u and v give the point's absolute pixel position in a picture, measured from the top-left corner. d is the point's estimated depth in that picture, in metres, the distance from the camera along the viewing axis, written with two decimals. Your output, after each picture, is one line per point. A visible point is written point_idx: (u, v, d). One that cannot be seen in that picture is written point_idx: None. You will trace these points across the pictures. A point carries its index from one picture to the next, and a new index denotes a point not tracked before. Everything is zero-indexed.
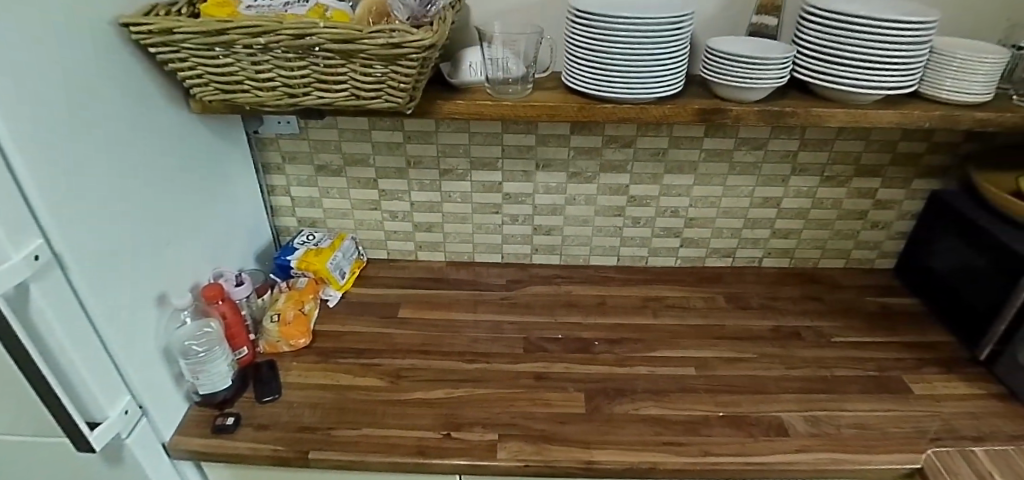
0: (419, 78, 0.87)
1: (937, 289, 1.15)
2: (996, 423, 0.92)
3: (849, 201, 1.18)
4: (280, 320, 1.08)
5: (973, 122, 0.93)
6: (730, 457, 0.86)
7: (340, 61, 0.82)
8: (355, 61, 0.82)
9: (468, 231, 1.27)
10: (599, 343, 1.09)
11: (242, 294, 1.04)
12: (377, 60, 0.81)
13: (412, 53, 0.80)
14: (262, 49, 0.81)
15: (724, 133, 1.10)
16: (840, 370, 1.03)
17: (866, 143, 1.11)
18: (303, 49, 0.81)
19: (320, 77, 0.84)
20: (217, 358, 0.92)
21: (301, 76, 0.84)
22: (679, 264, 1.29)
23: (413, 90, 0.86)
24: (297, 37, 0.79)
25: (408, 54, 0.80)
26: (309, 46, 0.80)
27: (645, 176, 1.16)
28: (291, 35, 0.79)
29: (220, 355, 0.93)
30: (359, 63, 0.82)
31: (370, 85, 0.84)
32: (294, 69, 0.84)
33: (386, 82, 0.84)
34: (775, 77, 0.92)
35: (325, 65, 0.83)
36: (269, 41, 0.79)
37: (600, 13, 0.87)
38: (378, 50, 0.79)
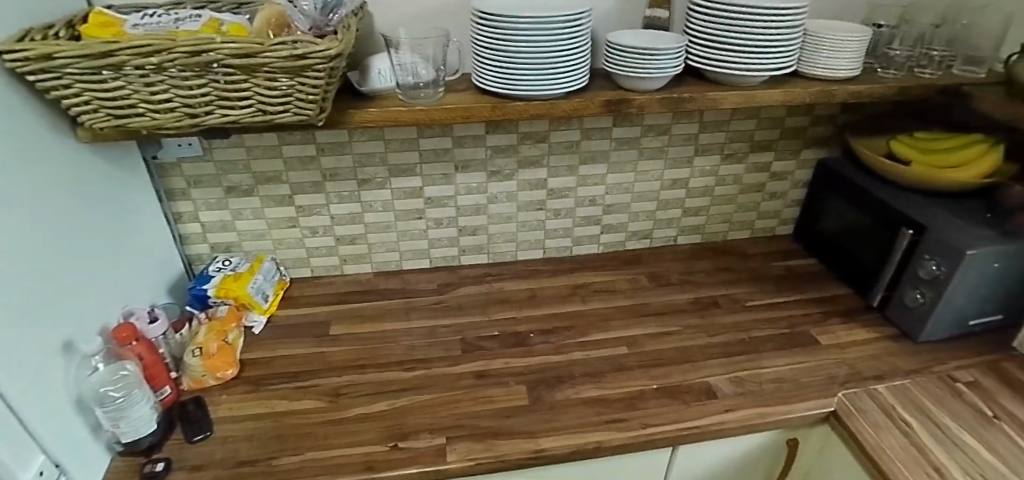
0: (328, 89, 0.85)
1: (830, 248, 1.27)
2: (891, 361, 1.03)
3: (748, 176, 1.28)
4: (203, 354, 1.02)
5: (847, 96, 1.03)
6: (667, 426, 0.91)
7: (242, 76, 0.79)
8: (258, 75, 0.79)
9: (393, 239, 1.25)
10: (534, 335, 1.12)
11: (158, 331, 0.98)
12: (281, 73, 0.79)
13: (319, 64, 0.78)
14: (155, 69, 0.77)
15: (631, 122, 1.15)
16: (756, 332, 1.11)
17: (758, 121, 1.20)
18: (201, 66, 0.77)
19: (221, 94, 0.81)
20: (138, 402, 0.85)
21: (200, 95, 0.80)
22: (601, 250, 1.34)
23: (322, 101, 0.85)
24: (193, 54, 0.75)
25: (315, 65, 0.78)
26: (207, 62, 0.76)
27: (562, 169, 1.19)
28: (186, 52, 0.75)
29: (141, 398, 0.86)
30: (263, 77, 0.79)
31: (277, 99, 0.82)
32: (192, 88, 0.80)
33: (293, 95, 0.82)
34: (671, 66, 0.98)
35: (226, 81, 0.80)
36: (162, 60, 0.75)
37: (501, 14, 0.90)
38: (283, 62, 0.77)
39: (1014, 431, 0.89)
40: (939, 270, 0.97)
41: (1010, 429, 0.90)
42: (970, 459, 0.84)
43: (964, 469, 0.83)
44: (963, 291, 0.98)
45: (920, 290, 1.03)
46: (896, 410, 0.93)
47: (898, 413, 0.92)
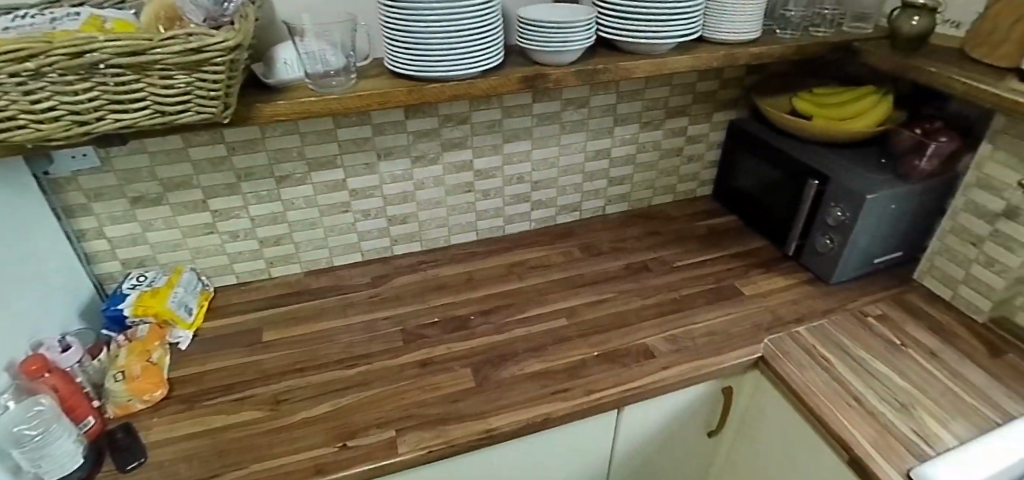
0: (231, 84, 0.80)
1: (746, 203, 1.33)
2: (809, 304, 1.11)
3: (667, 141, 1.32)
4: (126, 377, 0.94)
5: (750, 57, 1.07)
6: (611, 389, 0.94)
7: (133, 76, 0.72)
8: (151, 74, 0.73)
9: (320, 236, 1.21)
10: (474, 317, 1.12)
11: (72, 359, 0.91)
12: (177, 69, 0.74)
13: (217, 57, 0.74)
14: (33, 75, 0.68)
15: (550, 97, 1.16)
16: (685, 290, 1.16)
17: (671, 87, 1.24)
18: (85, 69, 0.69)
19: (113, 97, 0.73)
20: (58, 437, 0.78)
21: (88, 101, 0.73)
22: (534, 226, 1.35)
23: (225, 97, 0.80)
24: (75, 55, 0.68)
25: (213, 59, 0.74)
26: (92, 63, 0.69)
27: (487, 148, 1.19)
28: (66, 54, 0.67)
29: (62, 433, 0.79)
30: (156, 75, 0.73)
31: (175, 98, 0.76)
32: (78, 93, 0.72)
33: (193, 92, 0.76)
34: (583, 38, 0.99)
35: (116, 83, 0.72)
36: (39, 64, 0.67)
37: None
38: (177, 58, 0.72)
39: (920, 357, 0.99)
40: (843, 216, 1.05)
41: (917, 354, 0.99)
42: (883, 386, 0.94)
43: (882, 398, 0.92)
44: (866, 233, 1.06)
45: (829, 236, 1.10)
46: (817, 348, 1.00)
47: (819, 352, 1.00)
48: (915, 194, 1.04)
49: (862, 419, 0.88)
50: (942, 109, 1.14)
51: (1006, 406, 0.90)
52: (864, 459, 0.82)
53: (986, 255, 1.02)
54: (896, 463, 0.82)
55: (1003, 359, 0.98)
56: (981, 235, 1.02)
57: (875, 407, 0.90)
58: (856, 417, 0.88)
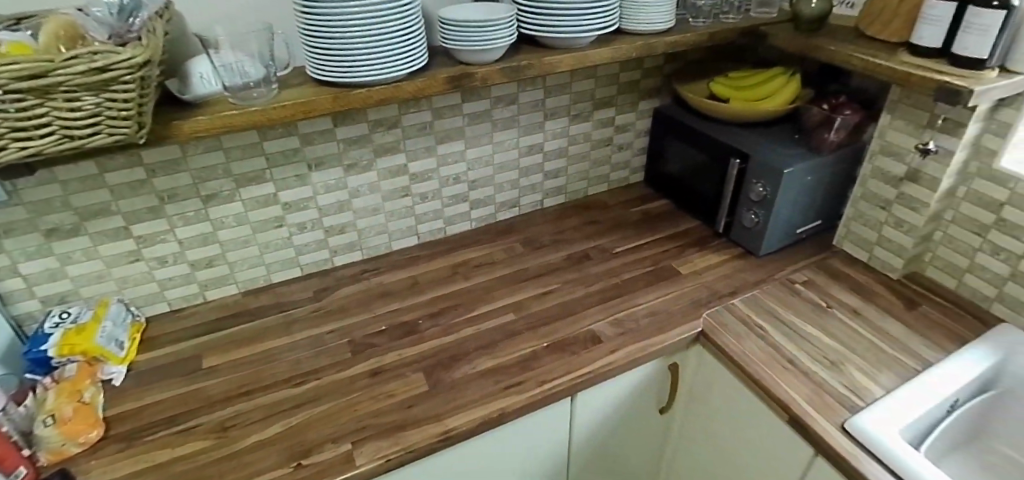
0: (142, 102, 0.77)
1: (675, 186, 1.38)
2: (741, 277, 1.16)
3: (597, 132, 1.35)
4: (57, 421, 0.87)
5: (667, 46, 1.11)
6: (563, 378, 0.96)
7: (35, 100, 0.68)
8: (55, 96, 0.68)
9: (256, 254, 1.17)
10: (422, 321, 1.11)
11: None
12: (83, 90, 0.69)
13: (126, 74, 0.70)
14: None
15: (479, 96, 1.17)
16: (626, 274, 1.19)
17: (596, 79, 1.27)
18: None
19: (14, 124, 0.68)
20: None
21: None
22: (474, 226, 1.36)
23: (138, 116, 0.77)
24: None
25: (121, 77, 0.70)
26: None
27: (420, 151, 1.18)
28: None
29: None
30: (61, 98, 0.69)
31: (84, 120, 0.72)
32: None
33: (103, 113, 0.72)
34: (505, 36, 1.00)
35: (17, 109, 0.67)
36: None
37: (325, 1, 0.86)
38: (82, 79, 0.68)
39: (845, 316, 1.06)
40: (765, 191, 1.11)
41: (842, 314, 1.06)
42: (814, 347, 1.00)
43: (813, 358, 0.98)
44: (786, 205, 1.12)
45: (754, 211, 1.16)
46: (751, 318, 1.06)
47: (754, 321, 1.05)
48: (827, 166, 1.11)
49: (797, 380, 0.94)
50: (845, 85, 1.22)
51: (923, 354, 0.98)
52: (802, 418, 0.88)
53: (895, 217, 1.10)
54: (831, 418, 0.88)
55: (918, 311, 1.06)
56: (889, 199, 1.10)
57: (808, 367, 0.96)
58: (792, 379, 0.94)
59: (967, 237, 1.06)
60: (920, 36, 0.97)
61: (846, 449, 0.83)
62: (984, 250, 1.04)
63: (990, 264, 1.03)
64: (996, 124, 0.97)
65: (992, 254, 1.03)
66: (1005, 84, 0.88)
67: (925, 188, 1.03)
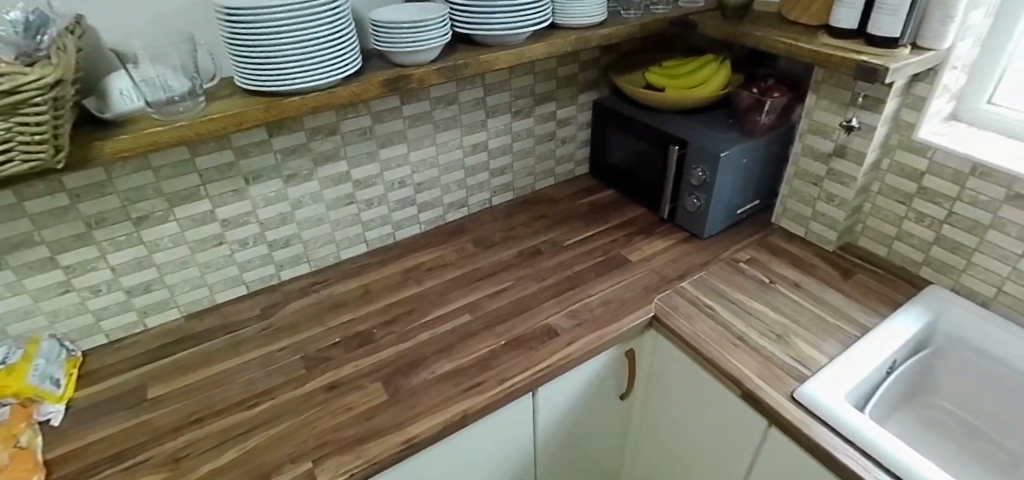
0: (58, 124, 0.73)
1: (620, 175, 1.40)
2: (689, 260, 1.19)
3: (540, 127, 1.36)
4: None
5: (601, 39, 1.12)
6: (523, 375, 0.96)
7: None
8: None
9: (196, 274, 1.12)
10: (377, 330, 1.09)
11: None
12: None
13: (36, 96, 0.66)
14: None
15: (417, 97, 1.15)
16: (578, 266, 1.20)
17: (534, 75, 1.27)
18: None
19: None
20: None
21: None
22: (424, 229, 1.34)
23: (54, 139, 0.72)
24: None
25: (32, 98, 0.66)
26: None
27: (362, 157, 1.16)
28: None
29: None
30: None
31: None
32: None
33: (14, 139, 0.67)
34: (439, 36, 0.99)
35: None
36: None
37: (250, 9, 0.83)
38: None
39: (787, 290, 1.10)
40: (705, 175, 1.14)
41: (784, 288, 1.11)
42: (760, 322, 1.03)
43: (760, 332, 1.01)
44: (725, 187, 1.15)
45: (695, 195, 1.19)
46: (699, 299, 1.09)
47: (703, 301, 1.08)
48: (760, 147, 1.15)
49: (747, 355, 0.97)
50: (772, 68, 1.26)
51: (861, 320, 1.03)
52: (755, 392, 0.91)
53: (827, 192, 1.15)
54: (781, 389, 0.91)
55: (854, 280, 1.12)
56: (820, 175, 1.15)
57: (756, 342, 0.99)
58: (742, 355, 0.97)
59: (893, 207, 1.12)
60: (838, 19, 1.01)
61: (797, 418, 0.87)
62: (909, 218, 1.10)
63: (915, 230, 1.10)
64: (912, 98, 1.02)
65: (916, 221, 1.09)
66: (917, 61, 0.93)
67: (853, 163, 1.08)
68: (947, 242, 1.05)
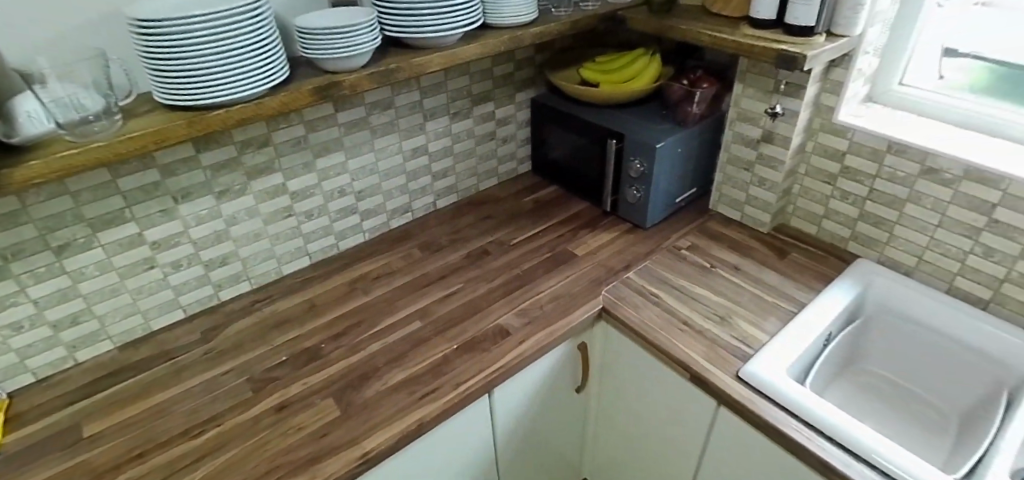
0: None
1: (562, 171, 1.42)
2: (633, 250, 1.21)
3: (480, 127, 1.36)
4: None
5: (533, 37, 1.12)
6: (477, 378, 0.96)
7: None
8: None
9: (128, 302, 1.06)
10: (325, 344, 1.06)
11: None
12: None
13: None
14: None
15: (352, 104, 1.13)
16: (526, 264, 1.20)
17: (470, 76, 1.27)
18: None
19: None
20: None
21: None
22: (368, 237, 1.32)
23: None
24: None
25: None
26: None
27: (297, 168, 1.13)
28: None
29: None
30: None
31: None
32: None
33: None
34: (369, 41, 0.97)
35: None
36: None
37: (166, 20, 0.79)
38: None
39: (728, 273, 1.14)
40: (643, 167, 1.16)
41: (725, 272, 1.14)
42: (703, 306, 1.06)
43: (705, 316, 1.04)
44: (663, 178, 1.18)
45: (635, 187, 1.21)
46: (645, 288, 1.11)
47: (649, 290, 1.11)
48: (693, 136, 1.18)
49: (693, 339, 1.00)
50: (700, 60, 1.30)
51: (797, 297, 1.07)
52: (703, 374, 0.94)
53: (758, 176, 1.20)
54: (726, 369, 0.94)
55: (789, 259, 1.17)
56: (750, 161, 1.20)
57: (701, 326, 1.02)
58: (688, 339, 1.00)
59: (819, 187, 1.17)
60: (758, 10, 1.04)
61: (744, 397, 0.90)
62: (834, 196, 1.16)
63: (841, 207, 1.15)
64: (830, 83, 1.07)
65: (841, 199, 1.15)
66: (831, 48, 0.97)
67: (780, 148, 1.13)
68: (871, 217, 1.11)
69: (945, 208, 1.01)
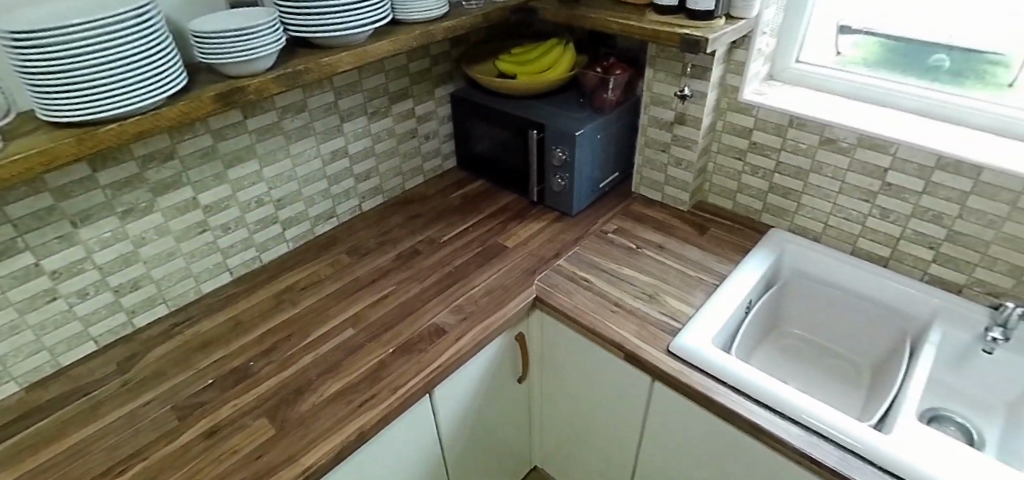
0: None
1: (488, 164, 1.42)
2: (562, 238, 1.23)
3: (400, 125, 1.34)
4: None
5: (445, 31, 1.11)
6: (415, 379, 0.95)
7: None
8: None
9: (29, 339, 0.96)
10: (254, 362, 1.02)
11: None
12: None
13: None
14: None
15: (261, 109, 1.08)
16: (458, 260, 1.20)
17: (386, 74, 1.24)
18: None
19: None
20: None
21: None
22: (293, 246, 1.28)
23: None
24: None
25: None
26: None
27: (208, 180, 1.07)
28: None
29: None
30: None
31: None
32: None
33: None
34: (272, 42, 0.93)
35: None
36: None
37: (43, 30, 0.72)
38: None
39: (653, 252, 1.18)
40: (565, 155, 1.18)
41: (650, 251, 1.18)
42: (631, 286, 1.10)
43: (634, 295, 1.08)
44: (585, 164, 1.21)
45: (559, 175, 1.23)
46: (575, 274, 1.13)
47: (580, 275, 1.13)
48: (611, 122, 1.21)
49: (625, 319, 1.03)
50: (613, 47, 1.34)
51: (719, 269, 1.12)
52: (636, 352, 0.97)
53: (675, 157, 1.24)
54: (658, 345, 0.97)
55: (709, 234, 1.22)
56: (666, 142, 1.24)
57: (631, 305, 1.06)
58: (620, 319, 1.03)
59: (731, 163, 1.23)
60: None
61: (675, 370, 0.93)
62: (745, 171, 1.22)
63: (752, 182, 1.22)
64: (733, 64, 1.12)
65: (752, 174, 1.21)
66: (731, 30, 1.02)
67: (692, 128, 1.18)
68: (779, 189, 1.18)
69: (844, 175, 1.08)
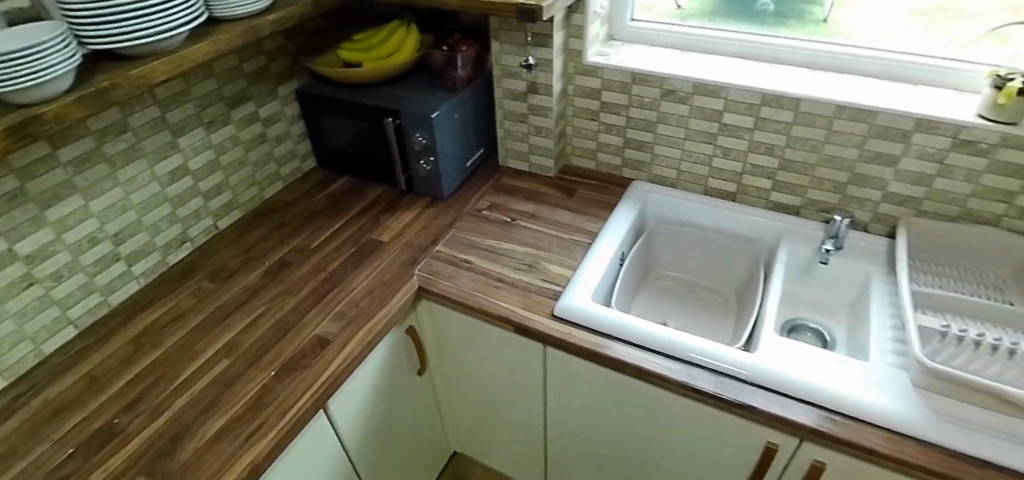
0: None
1: (351, 159, 1.36)
2: (438, 223, 1.23)
3: (244, 132, 1.25)
4: None
5: (271, 25, 1.05)
6: (304, 397, 0.91)
7: None
8: None
9: None
10: (119, 418, 0.91)
11: None
12: None
13: None
14: None
15: (72, 137, 0.95)
16: (332, 264, 1.15)
17: (217, 78, 1.15)
18: None
19: None
20: None
21: None
22: (144, 282, 1.16)
23: None
24: None
25: None
26: None
27: (23, 226, 0.92)
28: None
29: None
30: None
31: None
32: None
33: None
34: (65, 61, 0.80)
35: None
36: None
37: None
38: None
39: (528, 222, 1.21)
40: (425, 139, 1.16)
41: (525, 222, 1.21)
42: (509, 259, 1.12)
43: (514, 268, 1.10)
44: (447, 146, 1.20)
45: (424, 160, 1.21)
46: (455, 257, 1.13)
47: (460, 257, 1.13)
48: (466, 100, 1.21)
49: (508, 293, 1.05)
50: (457, 24, 1.33)
51: (591, 228, 1.17)
52: (524, 323, 0.99)
53: (534, 126, 1.26)
54: (544, 312, 1.00)
55: (577, 195, 1.27)
56: (523, 113, 1.26)
57: (513, 278, 1.08)
58: (504, 294, 1.04)
59: (586, 124, 1.28)
60: None
61: (564, 333, 0.97)
62: (602, 131, 1.27)
63: (609, 139, 1.27)
64: (573, 28, 1.15)
65: (607, 132, 1.26)
66: None
67: (545, 96, 1.20)
68: (633, 143, 1.24)
69: (687, 122, 1.16)
